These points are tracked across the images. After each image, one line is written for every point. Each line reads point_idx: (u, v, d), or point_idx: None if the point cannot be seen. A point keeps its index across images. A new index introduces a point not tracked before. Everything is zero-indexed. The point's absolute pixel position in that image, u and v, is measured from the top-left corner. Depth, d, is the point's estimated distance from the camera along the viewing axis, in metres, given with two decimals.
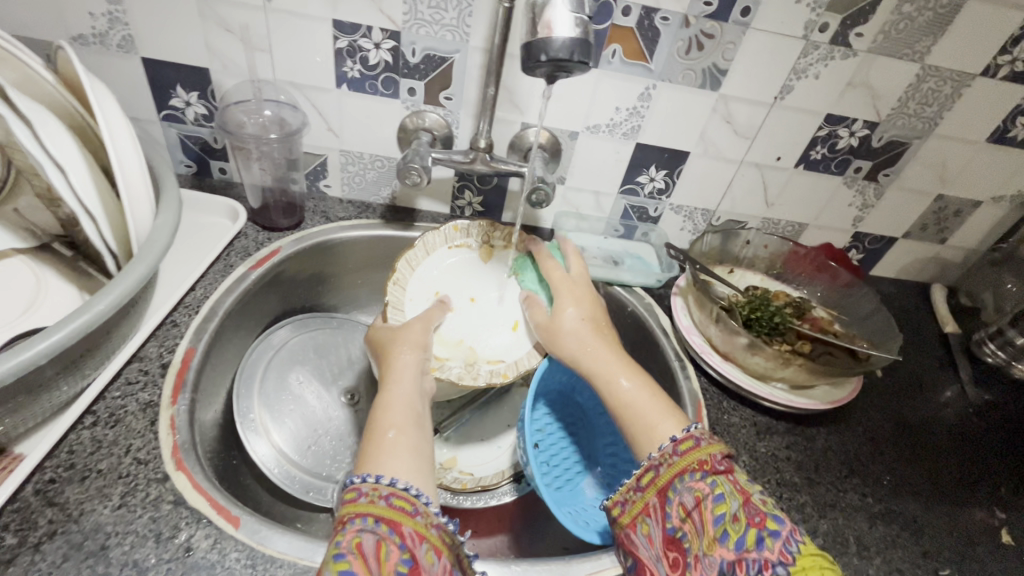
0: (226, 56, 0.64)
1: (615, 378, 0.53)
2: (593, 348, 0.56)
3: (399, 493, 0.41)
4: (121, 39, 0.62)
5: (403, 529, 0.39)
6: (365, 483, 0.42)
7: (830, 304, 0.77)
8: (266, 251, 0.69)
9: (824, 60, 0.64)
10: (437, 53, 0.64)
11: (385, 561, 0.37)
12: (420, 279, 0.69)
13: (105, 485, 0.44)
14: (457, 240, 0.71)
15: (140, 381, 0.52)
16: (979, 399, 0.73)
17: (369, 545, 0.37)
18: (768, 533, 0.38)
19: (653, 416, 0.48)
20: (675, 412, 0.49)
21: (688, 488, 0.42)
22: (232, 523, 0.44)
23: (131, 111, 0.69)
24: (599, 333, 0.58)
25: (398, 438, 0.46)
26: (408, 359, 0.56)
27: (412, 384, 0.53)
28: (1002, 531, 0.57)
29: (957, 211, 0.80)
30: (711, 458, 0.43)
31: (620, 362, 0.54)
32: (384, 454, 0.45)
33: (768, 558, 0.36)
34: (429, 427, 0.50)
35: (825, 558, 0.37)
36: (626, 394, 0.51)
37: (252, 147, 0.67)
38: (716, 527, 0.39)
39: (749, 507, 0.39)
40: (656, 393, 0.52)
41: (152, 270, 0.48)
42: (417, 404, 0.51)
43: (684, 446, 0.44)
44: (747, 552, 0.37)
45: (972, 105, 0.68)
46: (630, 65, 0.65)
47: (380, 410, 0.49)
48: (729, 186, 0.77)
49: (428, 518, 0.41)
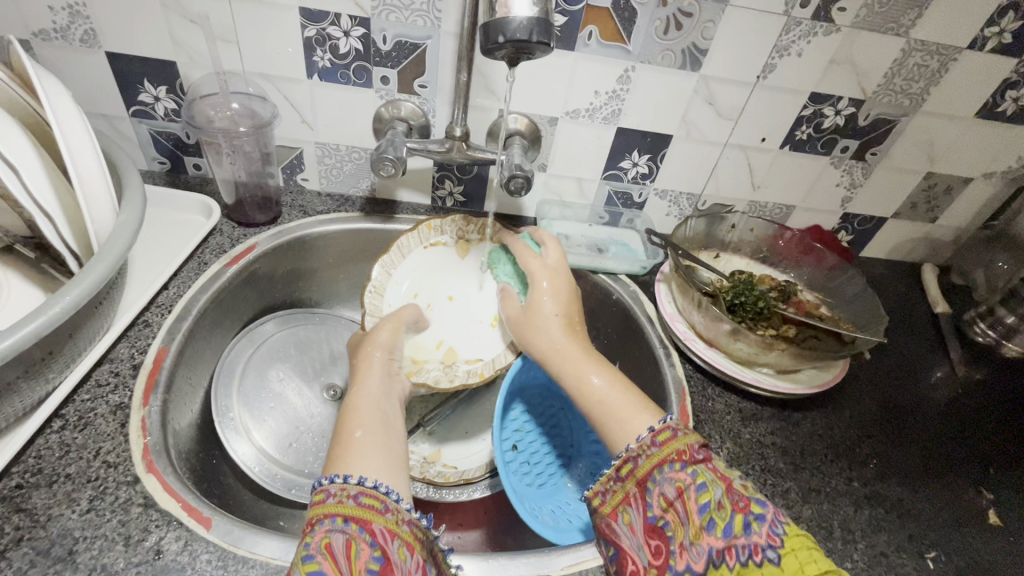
0: (192, 48, 0.63)
1: (584, 375, 0.51)
2: (562, 343, 0.54)
3: (369, 491, 0.40)
4: (83, 34, 0.61)
5: (374, 526, 0.39)
6: (333, 483, 0.41)
7: (817, 286, 0.76)
8: (242, 247, 0.68)
9: (807, 36, 0.63)
10: (409, 40, 0.62)
11: (355, 560, 0.36)
12: (397, 282, 0.69)
13: (74, 490, 0.43)
14: (432, 239, 0.71)
15: (110, 383, 0.51)
16: (969, 378, 0.72)
17: (339, 545, 0.37)
18: (754, 516, 0.36)
19: (626, 412, 0.48)
20: (648, 404, 0.48)
21: (669, 479, 0.41)
22: (203, 525, 0.44)
23: (99, 107, 0.68)
24: (569, 325, 0.56)
25: (365, 437, 0.46)
26: (380, 360, 0.55)
27: (380, 386, 0.52)
28: (990, 512, 0.56)
29: (947, 188, 0.79)
30: (689, 449, 0.42)
31: (590, 357, 0.53)
32: (353, 454, 0.44)
33: (757, 542, 0.35)
34: (399, 425, 0.50)
35: (812, 539, 0.35)
36: (596, 390, 0.50)
37: (222, 141, 0.65)
38: (701, 516, 0.37)
39: (733, 493, 0.38)
40: (625, 385, 0.51)
41: (114, 270, 0.47)
42: (385, 404, 0.51)
43: (662, 437, 0.43)
44: (735, 538, 0.36)
45: (959, 79, 0.66)
46: (608, 47, 0.63)
47: (348, 412, 0.49)
48: (714, 168, 0.76)
49: (399, 514, 0.40)
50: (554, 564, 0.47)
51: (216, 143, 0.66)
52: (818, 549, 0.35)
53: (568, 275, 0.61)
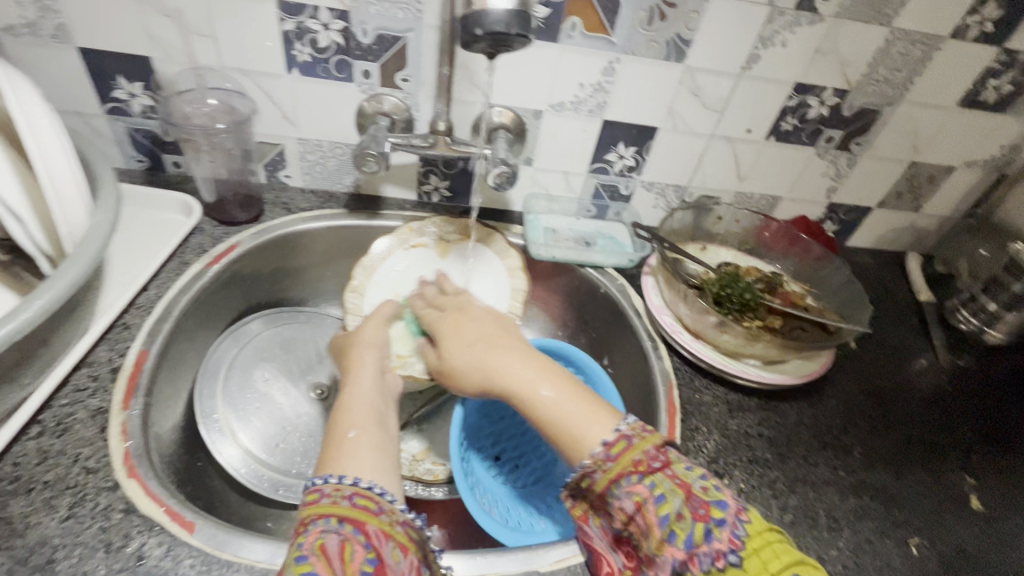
0: (167, 43, 0.61)
1: (533, 388, 0.48)
2: (489, 361, 0.51)
3: (363, 492, 0.40)
4: (53, 29, 0.59)
5: (368, 528, 0.38)
6: (327, 483, 0.40)
7: (802, 277, 0.76)
8: (223, 246, 0.67)
9: (791, 26, 0.62)
10: (390, 32, 0.61)
11: (350, 561, 0.35)
12: (378, 283, 0.70)
13: (53, 497, 0.43)
14: (412, 241, 0.73)
15: (89, 387, 0.50)
16: (952, 365, 0.73)
17: (333, 546, 0.36)
18: (714, 523, 0.36)
19: (580, 423, 0.45)
20: (601, 412, 0.45)
21: (627, 493, 0.40)
22: (187, 529, 0.43)
23: (73, 105, 0.66)
24: (490, 341, 0.53)
25: (359, 437, 0.45)
26: (370, 359, 0.55)
27: (374, 384, 0.52)
28: (972, 497, 0.57)
29: (931, 177, 0.79)
30: (645, 457, 0.41)
31: (533, 368, 0.49)
32: (346, 454, 0.43)
33: (718, 549, 0.35)
34: (392, 425, 0.49)
35: (776, 532, 0.36)
36: (547, 404, 0.46)
37: (200, 139, 0.64)
38: (662, 528, 0.38)
39: (692, 501, 0.38)
40: (581, 395, 0.47)
41: (88, 273, 0.46)
42: (380, 403, 0.50)
43: (617, 449, 0.42)
44: (697, 547, 0.36)
45: (943, 68, 0.67)
46: (592, 38, 0.63)
47: (341, 413, 0.48)
48: (701, 160, 0.76)
49: (394, 516, 0.40)
50: (542, 561, 0.47)
51: (194, 140, 0.64)
52: (780, 542, 0.36)
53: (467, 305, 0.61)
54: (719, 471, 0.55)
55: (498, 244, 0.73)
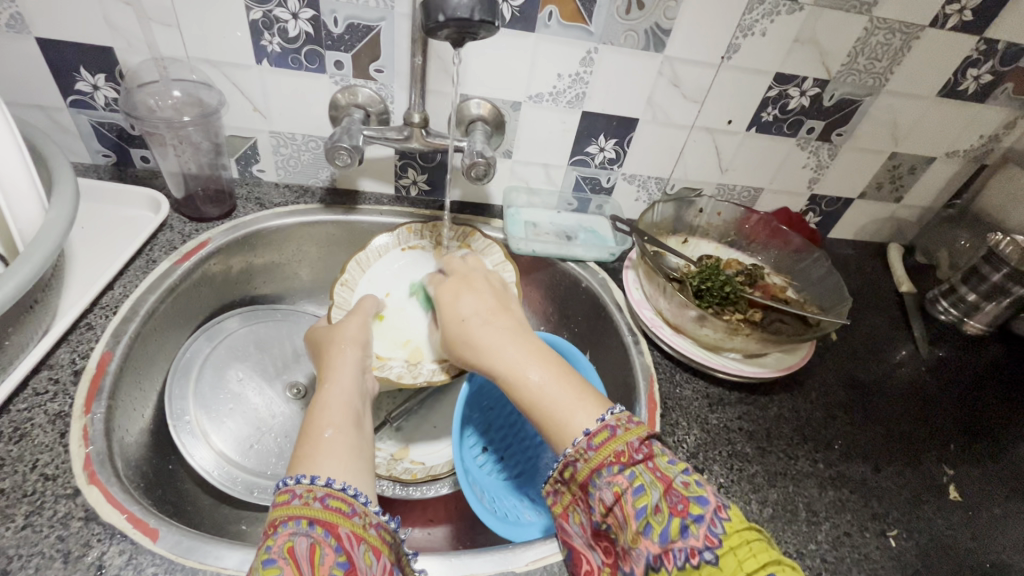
0: (129, 32, 0.59)
1: (521, 369, 0.47)
2: (478, 336, 0.51)
3: (337, 493, 0.39)
4: (8, 18, 0.57)
5: (340, 531, 0.37)
6: (298, 484, 0.39)
7: (784, 269, 0.76)
8: (193, 243, 0.65)
9: (770, 15, 0.62)
10: (362, 22, 0.60)
11: (320, 565, 0.35)
12: (372, 279, 0.70)
13: (8, 506, 0.41)
14: (411, 242, 0.72)
15: (49, 391, 0.48)
16: (931, 357, 0.73)
17: (303, 548, 0.35)
18: (692, 519, 0.36)
19: (566, 408, 0.44)
20: (588, 399, 0.45)
21: (607, 483, 0.40)
22: (150, 536, 0.42)
23: (32, 98, 0.64)
24: (486, 316, 0.53)
25: (336, 437, 0.44)
26: (352, 356, 0.53)
27: (352, 381, 0.51)
28: (950, 488, 0.57)
29: (911, 168, 0.79)
30: (627, 448, 0.41)
31: (526, 350, 0.48)
32: (321, 455, 0.42)
33: (694, 545, 0.35)
34: (368, 427, 0.48)
35: (755, 531, 0.36)
36: (533, 387, 0.46)
37: (167, 133, 0.62)
38: (638, 521, 0.37)
39: (671, 495, 0.37)
40: (569, 379, 0.47)
41: (42, 272, 0.44)
42: (358, 402, 0.49)
43: (600, 438, 0.41)
44: (673, 542, 0.36)
45: (922, 57, 0.66)
46: (569, 28, 0.61)
47: (317, 410, 0.47)
48: (682, 152, 0.75)
49: (365, 518, 0.39)
50: (517, 562, 0.46)
51: (159, 134, 0.62)
52: (757, 541, 0.36)
53: (479, 274, 0.60)
54: (699, 466, 0.55)
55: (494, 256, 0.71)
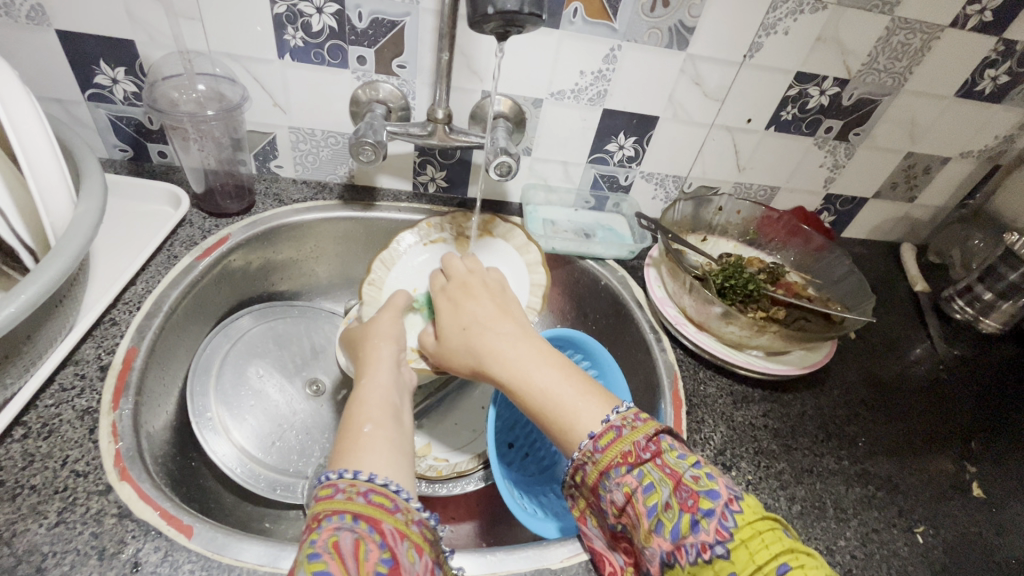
0: (152, 25, 0.58)
1: (525, 373, 0.47)
2: (480, 342, 0.51)
3: (379, 489, 0.38)
4: (29, 10, 0.56)
5: (384, 526, 0.36)
6: (342, 478, 0.39)
7: (803, 268, 0.76)
8: (214, 239, 0.65)
9: (794, 14, 0.62)
10: (386, 17, 0.59)
11: (364, 561, 0.34)
12: (398, 276, 0.70)
13: (40, 503, 0.40)
14: (432, 236, 0.72)
15: (76, 386, 0.48)
16: (948, 355, 0.73)
17: (347, 544, 0.34)
18: (702, 514, 0.36)
19: (572, 409, 0.44)
20: (592, 396, 0.45)
21: (616, 484, 0.39)
22: (184, 533, 0.41)
23: (50, 92, 0.63)
24: (488, 322, 0.52)
25: (375, 432, 0.43)
26: (387, 353, 0.53)
27: (390, 377, 0.50)
28: (973, 485, 0.58)
29: (926, 168, 0.80)
30: (634, 447, 0.40)
31: (530, 354, 0.48)
32: (363, 450, 0.41)
33: (704, 540, 0.35)
34: (406, 421, 0.47)
35: (766, 520, 0.36)
36: (537, 390, 0.46)
37: (189, 127, 0.62)
38: (650, 519, 0.37)
39: (681, 491, 0.37)
40: (575, 379, 0.46)
41: (75, 265, 0.43)
42: (395, 397, 0.49)
43: (605, 440, 0.41)
44: (684, 538, 0.35)
45: (942, 57, 0.66)
46: (593, 24, 0.61)
47: (356, 405, 0.46)
48: (701, 150, 0.75)
49: (409, 514, 0.39)
50: (551, 559, 0.46)
51: (182, 128, 0.62)
52: (770, 532, 0.35)
53: (476, 278, 0.59)
54: (726, 463, 0.55)
55: (518, 239, 0.71)
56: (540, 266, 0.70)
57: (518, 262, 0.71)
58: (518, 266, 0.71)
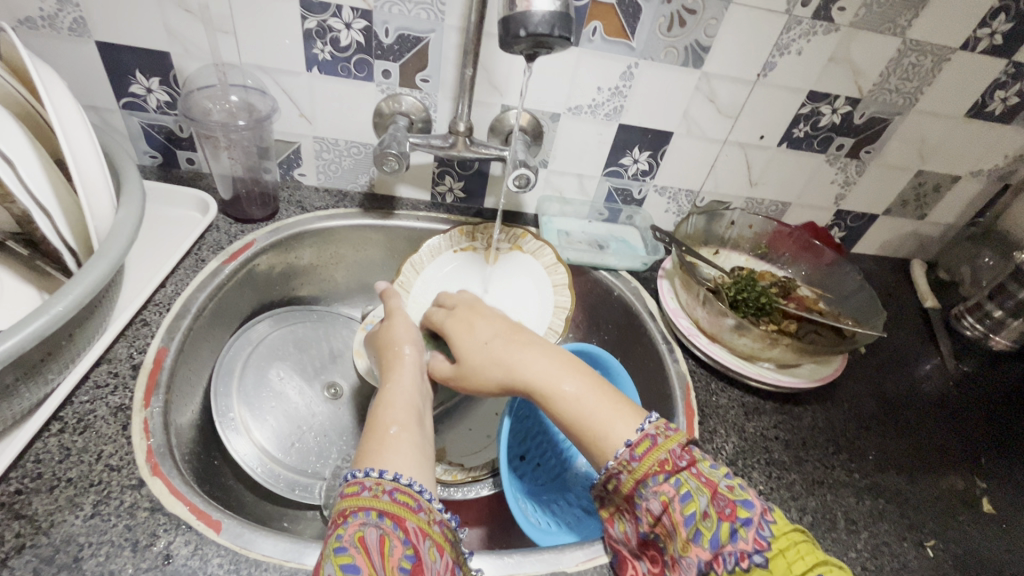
0: (188, 39, 0.61)
1: (556, 382, 0.48)
2: (507, 355, 0.51)
3: (404, 488, 0.39)
4: (72, 22, 0.59)
5: (407, 524, 0.38)
6: (367, 477, 0.40)
7: (814, 283, 0.77)
8: (240, 244, 0.67)
9: (807, 35, 0.63)
10: (412, 33, 0.61)
11: (389, 557, 0.35)
12: (425, 281, 0.73)
13: (76, 495, 0.42)
14: (462, 244, 0.74)
15: (110, 384, 0.50)
16: (958, 371, 0.74)
17: (373, 539, 0.36)
18: (740, 523, 0.37)
19: (604, 419, 0.45)
20: (624, 407, 0.46)
21: (653, 492, 0.40)
22: (213, 528, 0.43)
23: (87, 100, 0.65)
24: (509, 337, 0.53)
25: (400, 434, 0.45)
26: (410, 356, 0.55)
27: (414, 382, 0.52)
28: (983, 500, 0.58)
29: (936, 186, 0.81)
30: (670, 456, 0.41)
31: (559, 363, 0.49)
32: (388, 450, 0.43)
33: (743, 549, 0.35)
34: (430, 426, 0.49)
35: (801, 533, 0.36)
36: (570, 399, 0.46)
37: (220, 135, 0.64)
38: (688, 528, 0.38)
39: (718, 500, 0.38)
40: (604, 389, 0.47)
41: (117, 266, 0.46)
42: (419, 403, 0.50)
43: (641, 448, 0.42)
44: (723, 547, 0.36)
45: (952, 79, 0.68)
46: (612, 43, 0.63)
47: (382, 408, 0.48)
48: (714, 166, 0.76)
49: (431, 514, 0.40)
50: (567, 563, 0.47)
51: (213, 137, 0.64)
52: (806, 544, 0.36)
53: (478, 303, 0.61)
54: (738, 473, 0.56)
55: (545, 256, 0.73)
56: (564, 287, 0.72)
57: (544, 278, 0.73)
58: (542, 279, 0.74)
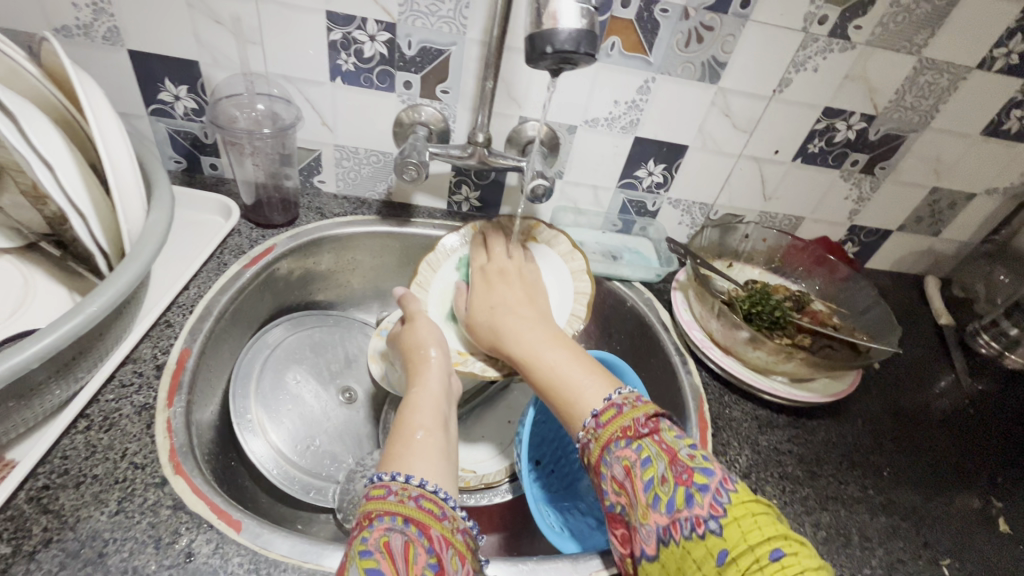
0: (217, 49, 0.63)
1: (537, 353, 0.53)
2: (503, 324, 0.58)
3: (428, 495, 0.40)
4: (106, 31, 0.60)
5: (432, 532, 0.38)
6: (393, 481, 0.40)
7: (828, 297, 0.77)
8: (261, 248, 0.68)
9: (823, 52, 0.64)
10: (434, 46, 0.63)
11: (413, 563, 0.36)
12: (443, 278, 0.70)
13: (102, 491, 0.43)
14: None
15: (134, 383, 0.51)
16: (973, 389, 0.74)
17: (397, 545, 0.36)
18: (696, 488, 0.39)
19: (575, 385, 0.49)
20: (598, 376, 0.49)
21: (616, 458, 0.42)
22: (233, 528, 0.43)
23: (117, 106, 0.67)
24: (514, 308, 0.60)
25: (427, 439, 0.45)
26: (435, 360, 0.55)
27: (439, 385, 0.53)
28: (999, 520, 0.58)
29: (951, 204, 0.81)
30: (633, 423, 0.44)
31: (543, 337, 0.55)
32: (414, 456, 0.43)
33: (699, 514, 0.38)
34: (453, 431, 0.50)
35: (756, 505, 0.38)
36: (546, 367, 0.51)
37: (245, 142, 0.66)
38: (647, 494, 0.40)
39: (677, 466, 0.40)
40: (581, 360, 0.52)
41: (147, 268, 0.47)
42: (443, 406, 0.51)
43: (606, 417, 0.45)
44: (678, 512, 0.38)
45: (968, 97, 0.68)
46: (630, 58, 0.64)
47: (407, 411, 0.49)
48: (728, 179, 0.77)
49: (454, 523, 0.40)
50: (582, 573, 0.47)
51: (238, 143, 0.66)
52: (763, 515, 0.37)
53: (514, 265, 0.65)
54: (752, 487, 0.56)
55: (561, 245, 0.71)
56: (585, 273, 0.69)
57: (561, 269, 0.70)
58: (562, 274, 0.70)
